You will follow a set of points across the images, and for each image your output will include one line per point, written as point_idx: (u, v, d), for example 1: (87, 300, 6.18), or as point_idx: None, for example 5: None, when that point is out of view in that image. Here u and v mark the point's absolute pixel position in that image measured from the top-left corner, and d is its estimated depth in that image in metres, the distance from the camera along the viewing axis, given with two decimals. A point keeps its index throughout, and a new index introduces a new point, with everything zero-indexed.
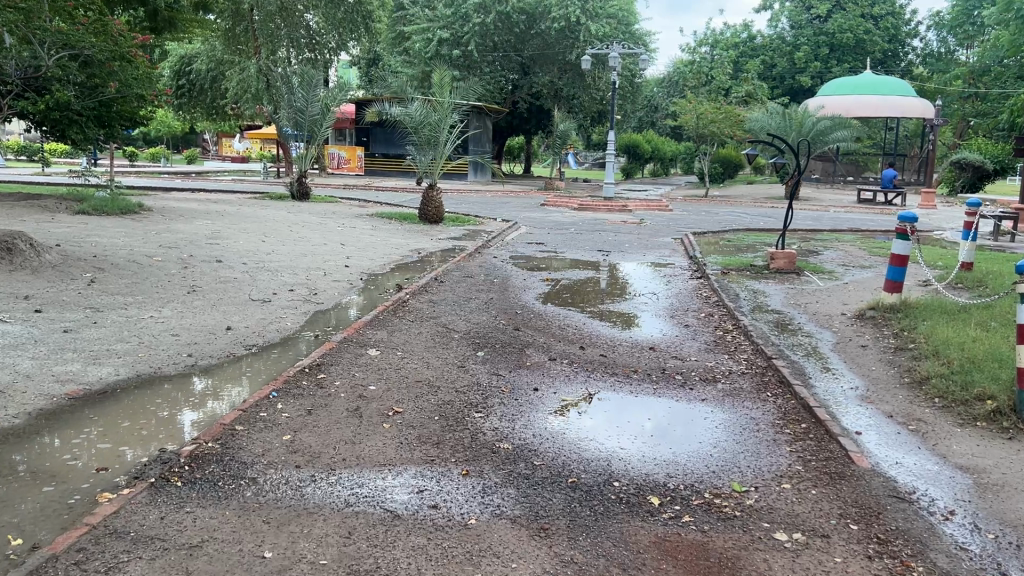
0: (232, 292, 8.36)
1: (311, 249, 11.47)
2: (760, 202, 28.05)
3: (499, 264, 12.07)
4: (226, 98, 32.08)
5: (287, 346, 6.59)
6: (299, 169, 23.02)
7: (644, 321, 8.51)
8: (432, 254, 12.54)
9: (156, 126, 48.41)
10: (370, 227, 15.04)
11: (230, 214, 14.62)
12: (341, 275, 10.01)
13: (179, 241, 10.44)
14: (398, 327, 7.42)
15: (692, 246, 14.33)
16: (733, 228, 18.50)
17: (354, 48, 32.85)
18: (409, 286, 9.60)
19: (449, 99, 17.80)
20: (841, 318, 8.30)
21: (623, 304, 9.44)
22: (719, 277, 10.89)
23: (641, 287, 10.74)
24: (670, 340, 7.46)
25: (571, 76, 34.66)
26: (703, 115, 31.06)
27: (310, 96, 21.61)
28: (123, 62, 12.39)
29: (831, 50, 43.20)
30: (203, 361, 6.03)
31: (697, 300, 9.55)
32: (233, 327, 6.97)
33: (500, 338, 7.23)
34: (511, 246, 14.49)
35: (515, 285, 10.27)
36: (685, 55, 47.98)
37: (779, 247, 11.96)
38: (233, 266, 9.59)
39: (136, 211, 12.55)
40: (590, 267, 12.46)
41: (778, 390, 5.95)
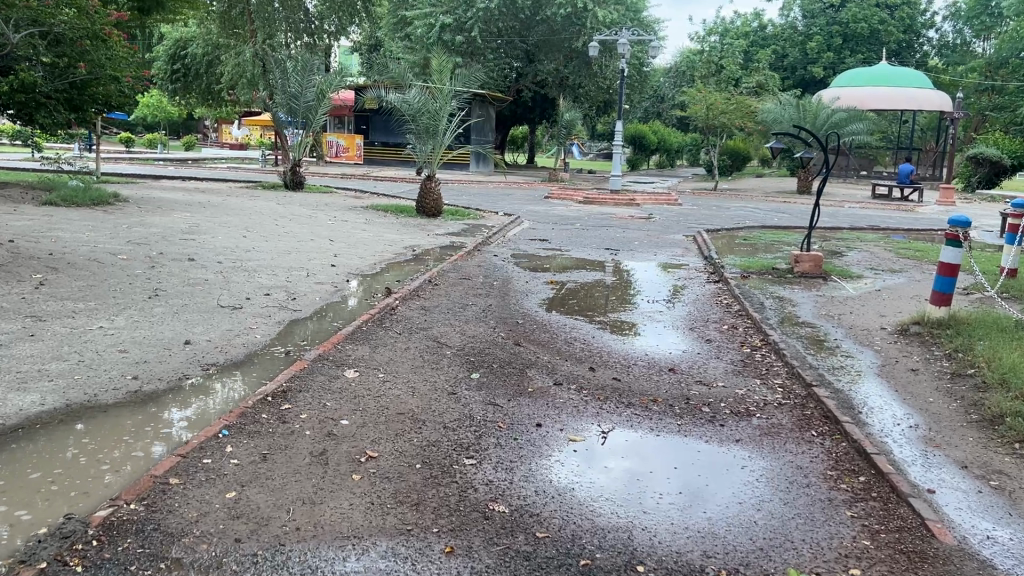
0: (201, 296, 7.46)
1: (296, 246, 10.60)
2: (771, 197, 27.14)
3: (499, 264, 11.20)
4: (222, 82, 31.15)
5: (252, 366, 5.70)
6: (294, 158, 22.11)
7: (654, 332, 7.63)
8: (428, 252, 11.66)
9: (152, 112, 47.51)
10: (363, 221, 14.14)
11: (214, 205, 13.72)
12: (325, 276, 9.11)
13: (150, 237, 9.54)
14: (383, 341, 6.53)
15: (707, 245, 13.41)
16: (748, 225, 17.58)
17: (355, 32, 31.91)
18: (400, 289, 8.70)
19: (449, 86, 16.80)
20: (881, 334, 7.40)
21: (629, 313, 8.57)
22: (739, 281, 10.00)
23: (647, 292, 9.86)
24: (690, 359, 6.58)
25: (577, 64, 33.69)
26: (713, 106, 30.06)
27: (306, 81, 20.66)
28: (95, 41, 11.54)
29: (844, 40, 42.18)
30: (149, 387, 5.12)
31: (717, 309, 8.65)
32: (192, 341, 6.07)
33: (499, 355, 6.34)
34: (514, 243, 13.59)
35: (517, 289, 9.38)
36: (694, 44, 46.95)
37: (804, 248, 11.06)
38: (206, 266, 8.70)
39: (110, 201, 11.67)
40: (597, 267, 11.57)
41: (823, 428, 5.06)
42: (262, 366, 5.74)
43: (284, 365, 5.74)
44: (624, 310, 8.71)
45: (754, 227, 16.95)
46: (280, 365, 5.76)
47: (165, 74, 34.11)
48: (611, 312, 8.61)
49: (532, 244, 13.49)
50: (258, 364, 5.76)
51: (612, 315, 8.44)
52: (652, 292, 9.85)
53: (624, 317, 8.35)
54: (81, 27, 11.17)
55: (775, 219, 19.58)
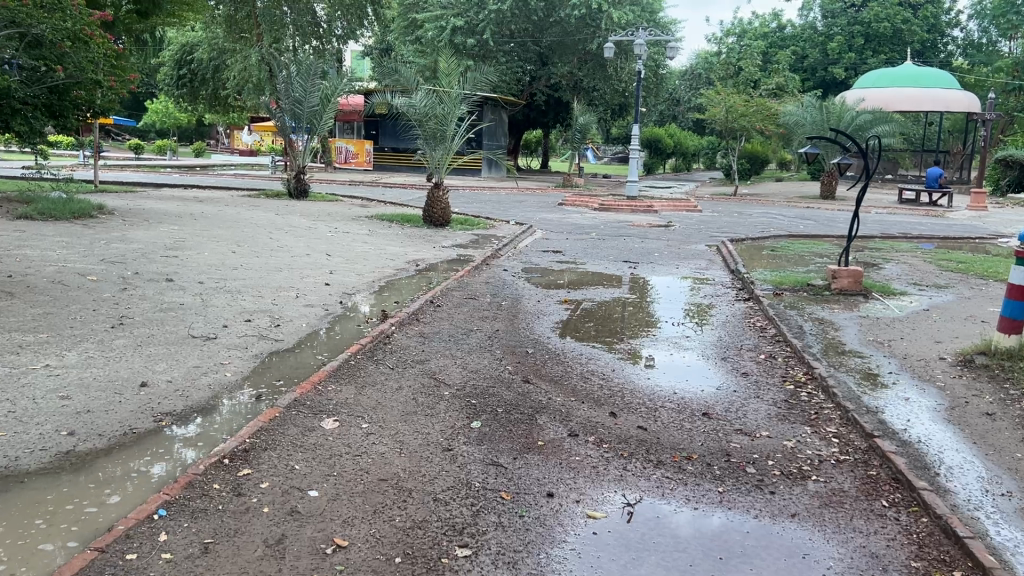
0: (173, 325, 6.66)
1: (289, 262, 9.82)
2: (794, 202, 26.17)
3: (510, 280, 10.36)
4: (228, 88, 30.52)
5: (216, 415, 4.86)
6: (298, 164, 21.36)
7: (673, 364, 6.72)
8: (433, 266, 10.86)
9: (161, 118, 47.01)
10: (366, 232, 13.35)
11: (208, 217, 12.95)
12: (317, 297, 8.28)
13: (128, 255, 8.77)
14: (371, 380, 5.68)
15: (734, 257, 12.51)
16: (773, 233, 16.68)
17: (365, 35, 31.31)
18: (399, 312, 7.88)
19: (457, 89, 15.96)
20: (941, 366, 6.49)
21: (638, 340, 7.64)
22: (772, 300, 9.13)
23: (663, 313, 8.91)
24: (725, 400, 5.73)
25: (591, 66, 32.86)
26: (733, 107, 29.08)
27: (309, 85, 19.92)
28: (76, 42, 10.72)
29: (866, 40, 41.15)
30: (86, 444, 4.29)
31: (750, 334, 7.78)
32: (149, 383, 5.25)
33: (504, 396, 5.48)
34: (525, 255, 12.73)
35: (528, 310, 8.55)
36: (711, 45, 46.04)
37: (841, 262, 10.15)
38: (185, 288, 7.91)
39: (92, 215, 10.92)
40: (615, 283, 10.72)
41: (895, 495, 4.17)
42: (226, 414, 4.91)
43: (253, 413, 4.91)
44: (636, 336, 7.78)
45: (780, 236, 16.05)
46: (250, 413, 4.93)
47: (172, 78, 33.65)
48: (629, 338, 7.70)
49: (545, 257, 12.66)
50: (223, 413, 4.92)
51: (624, 341, 7.52)
52: (667, 313, 8.91)
53: (630, 344, 7.41)
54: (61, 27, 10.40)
55: (803, 227, 18.65)
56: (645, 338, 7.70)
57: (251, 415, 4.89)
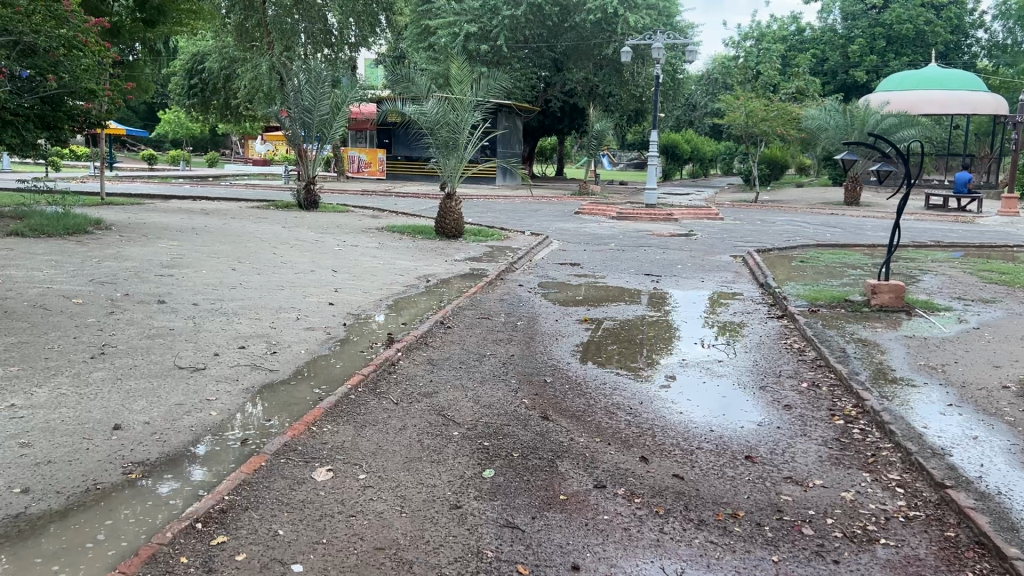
0: (158, 354, 6.10)
1: (292, 280, 9.28)
2: (817, 209, 25.51)
3: (526, 296, 9.79)
4: (240, 97, 30.20)
5: (196, 464, 4.28)
6: (308, 175, 20.88)
7: (702, 393, 6.12)
8: (445, 282, 10.32)
9: (174, 128, 46.90)
10: (375, 245, 12.80)
11: (211, 231, 12.45)
12: (319, 319, 7.73)
13: (120, 275, 8.24)
14: (371, 419, 5.09)
15: (762, 269, 11.88)
16: (799, 242, 16.02)
17: (378, 43, 31.03)
18: (407, 334, 7.30)
19: (470, 96, 15.41)
20: (1007, 396, 5.82)
21: (660, 363, 7.06)
22: (809, 318, 8.49)
23: (687, 332, 8.29)
24: (770, 440, 5.10)
25: (607, 71, 32.31)
26: (753, 112, 28.39)
27: (319, 93, 19.44)
28: (69, 51, 10.23)
29: (887, 42, 40.42)
30: (38, 506, 3.70)
31: (788, 358, 7.14)
32: (123, 426, 4.68)
33: (521, 438, 4.88)
34: (541, 269, 12.15)
35: (546, 330, 7.95)
36: (729, 50, 45.41)
37: (881, 276, 9.49)
38: (178, 311, 7.37)
39: (89, 230, 10.43)
40: (637, 298, 10.11)
41: (984, 565, 3.53)
42: (208, 463, 4.33)
43: (237, 462, 4.33)
44: (657, 359, 7.19)
45: (808, 245, 15.39)
46: (232, 461, 4.35)
47: (183, 88, 33.44)
48: (653, 361, 7.12)
49: (562, 270, 12.08)
50: (203, 462, 4.34)
51: (646, 365, 6.94)
52: (690, 332, 8.31)
53: (651, 368, 6.84)
54: (51, 33, 9.93)
55: (830, 236, 17.96)
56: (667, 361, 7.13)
57: (234, 464, 4.31)
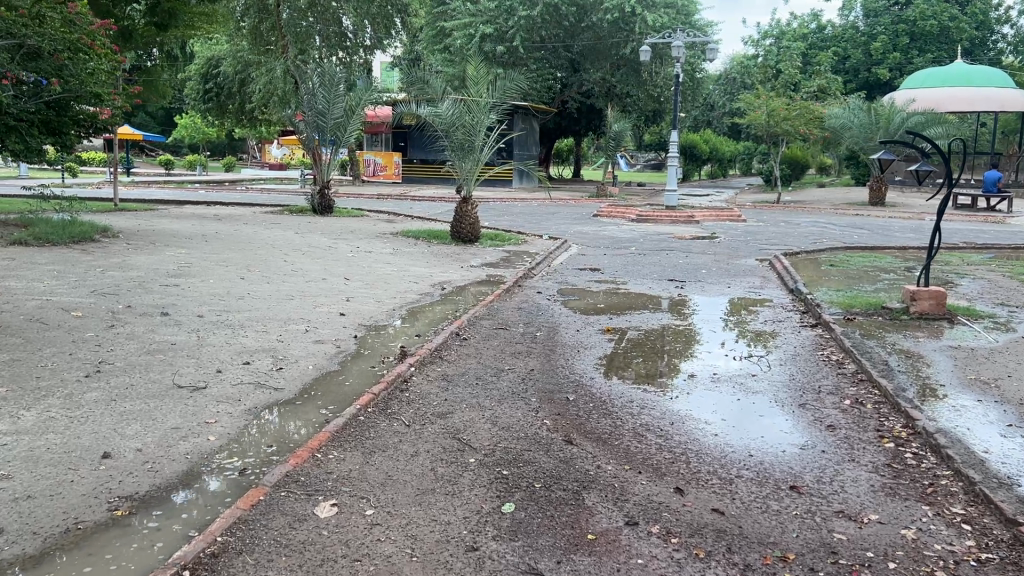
0: (158, 371, 5.75)
1: (302, 289, 8.93)
2: (840, 210, 24.98)
3: (546, 305, 9.38)
4: (255, 101, 30.02)
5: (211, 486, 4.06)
6: (322, 179, 20.57)
7: (734, 411, 5.69)
8: (462, 289, 9.94)
9: (191, 133, 46.91)
10: (389, 251, 12.44)
11: (221, 237, 12.13)
12: (330, 331, 7.36)
13: (123, 286, 7.92)
14: (381, 444, 4.70)
15: (791, 274, 11.42)
16: (827, 245, 15.54)
17: (393, 45, 30.79)
18: (421, 347, 6.91)
19: (486, 97, 15.05)
20: None
21: (686, 376, 6.64)
22: (847, 328, 8.02)
23: (716, 342, 7.87)
24: (815, 468, 4.67)
25: (625, 71, 31.86)
26: (774, 111, 27.83)
27: (333, 96, 19.12)
28: (74, 53, 9.94)
29: (911, 39, 39.69)
30: (9, 552, 3.33)
31: (828, 374, 6.68)
32: (113, 454, 4.32)
33: (544, 465, 4.49)
34: (560, 274, 11.76)
35: (568, 342, 7.54)
36: (748, 49, 44.86)
37: (921, 282, 9.00)
38: (182, 324, 7.03)
39: (96, 238, 10.14)
40: (662, 305, 9.67)
41: None
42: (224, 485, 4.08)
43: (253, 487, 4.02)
44: (683, 372, 6.78)
45: (836, 248, 14.89)
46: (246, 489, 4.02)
47: (199, 93, 33.36)
48: (679, 373, 6.71)
49: (583, 276, 11.66)
50: (218, 484, 4.09)
51: (672, 379, 6.53)
52: (717, 342, 7.87)
53: (675, 382, 6.44)
54: (53, 37, 9.62)
55: (858, 237, 17.44)
56: (691, 373, 6.72)
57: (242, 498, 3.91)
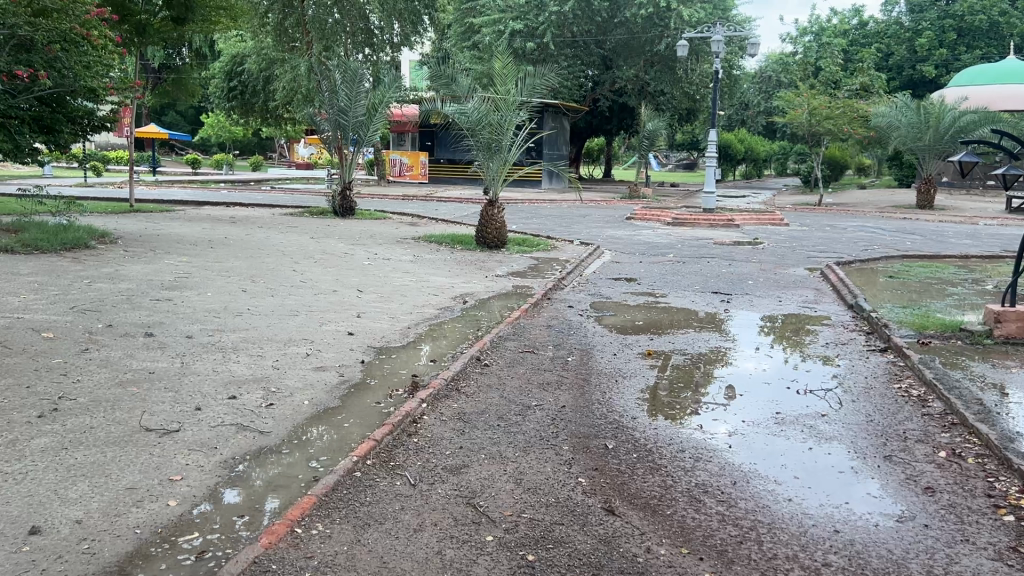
0: (126, 410, 4.92)
1: (309, 303, 8.09)
2: (887, 212, 23.77)
3: (579, 321, 8.47)
4: (278, 98, 29.47)
5: (229, 499, 3.93)
6: (344, 180, 19.78)
7: (802, 466, 4.73)
8: (487, 303, 9.05)
9: (218, 132, 46.65)
10: (409, 259, 11.59)
11: (229, 242, 11.38)
12: (334, 355, 6.50)
13: (107, 301, 7.13)
14: (377, 515, 3.80)
15: (848, 287, 10.35)
16: (881, 252, 14.43)
17: (421, 42, 30.02)
18: (436, 377, 6.00)
19: (516, 93, 14.09)
20: None
21: (740, 416, 5.65)
22: (927, 355, 6.98)
23: (772, 371, 6.86)
24: (922, 553, 3.69)
25: (659, 69, 30.80)
26: (816, 110, 26.65)
27: (355, 94, 18.33)
28: (65, 44, 9.27)
29: (958, 35, 38.23)
30: None
31: (912, 415, 5.65)
32: (41, 530, 3.47)
33: (579, 547, 3.56)
34: (592, 285, 10.82)
35: (604, 369, 6.60)
36: (787, 46, 43.58)
37: (1007, 301, 7.92)
38: (166, 347, 6.21)
39: (90, 245, 9.41)
40: (706, 322, 8.69)
41: None
42: (242, 498, 3.95)
43: (274, 501, 3.93)
44: (721, 401, 5.96)
45: (892, 257, 13.78)
46: (268, 505, 3.88)
47: (223, 91, 32.86)
48: (711, 399, 6.00)
49: (618, 287, 10.71)
50: (237, 498, 3.96)
51: (718, 414, 5.62)
52: (754, 358, 7.26)
53: (708, 408, 5.78)
54: (50, 27, 8.99)
55: (912, 244, 16.32)
56: (724, 397, 6.06)
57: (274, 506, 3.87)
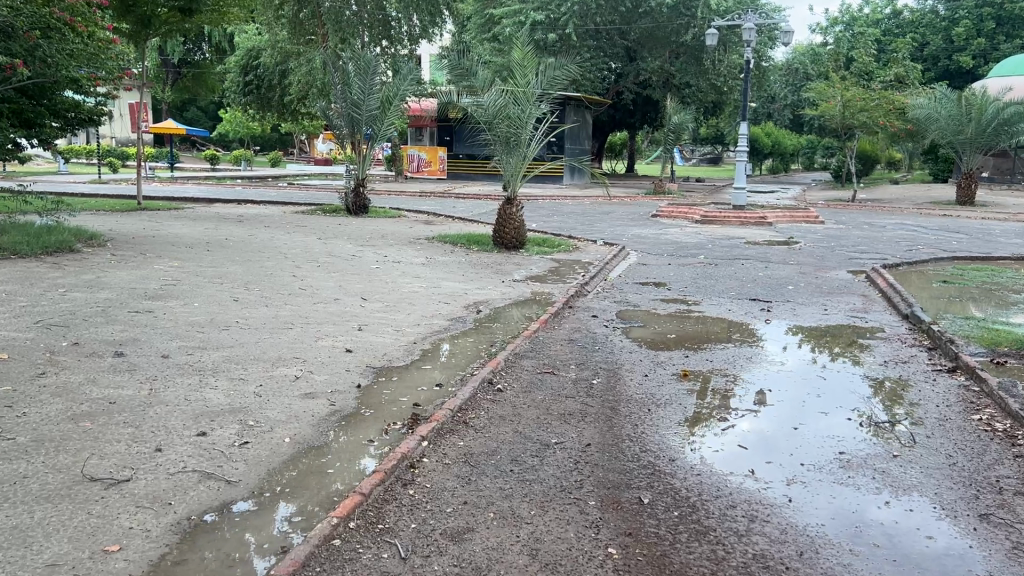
0: (70, 453, 4.15)
1: (305, 315, 7.32)
2: (924, 209, 22.75)
3: (605, 334, 7.65)
4: (293, 92, 28.85)
5: (209, 543, 3.45)
6: (358, 177, 19.03)
7: (879, 528, 3.89)
8: (502, 312, 8.26)
9: (235, 128, 46.24)
10: (422, 261, 10.80)
11: (228, 244, 10.65)
12: (327, 378, 5.73)
13: (78, 315, 6.41)
14: None
15: (900, 293, 9.43)
16: (928, 253, 13.50)
17: (440, 35, 29.21)
18: (441, 408, 5.18)
19: (536, 86, 13.22)
20: None
21: (797, 457, 4.79)
22: (1008, 379, 6.06)
23: (826, 398, 5.97)
24: None
25: (685, 60, 29.80)
26: (850, 102, 25.63)
27: (368, 87, 17.54)
28: (44, 32, 8.60)
29: (998, 23, 36.77)
30: None
31: (1004, 458, 4.76)
32: None
33: None
34: (618, 290, 9.98)
35: (636, 395, 5.75)
36: (817, 36, 42.30)
37: None
38: (136, 370, 5.44)
39: (75, 249, 8.72)
40: (747, 336, 7.82)
41: None
42: (208, 556, 3.35)
43: (247, 561, 3.32)
44: (772, 437, 5.10)
45: (940, 258, 12.82)
46: (236, 569, 3.26)
47: (239, 86, 32.28)
48: (762, 434, 5.16)
49: (647, 293, 9.88)
50: (229, 529, 3.57)
51: (773, 457, 4.76)
52: (795, 373, 6.61)
53: (740, 414, 5.53)
54: (28, 10, 8.39)
55: (959, 244, 15.35)
56: (754, 397, 5.89)
57: (261, 553, 3.38)
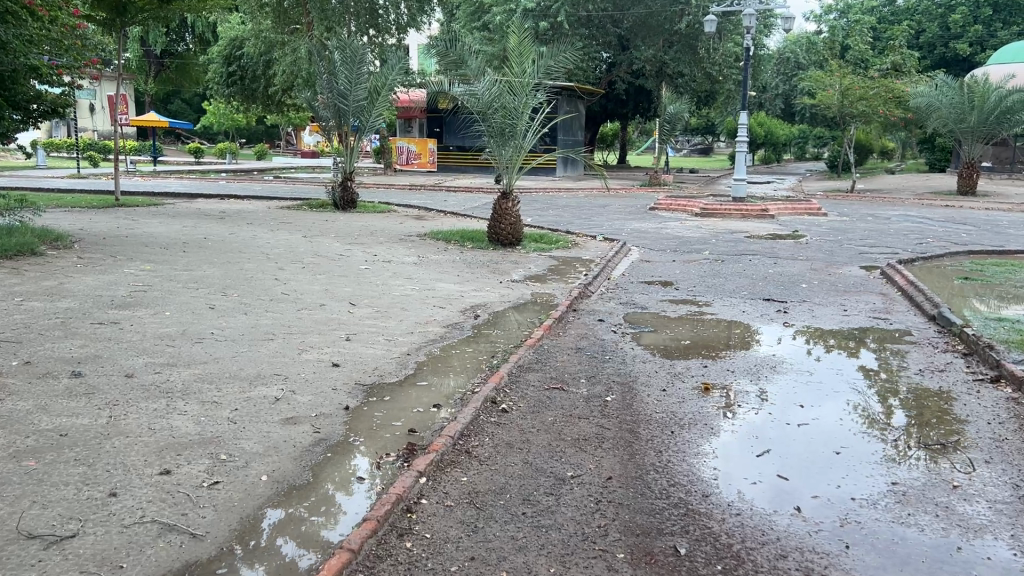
0: (7, 503, 3.53)
1: (287, 324, 6.69)
2: (926, 200, 22.29)
3: (614, 341, 7.05)
4: (277, 83, 28.07)
5: None
6: (344, 170, 18.30)
7: None
8: (500, 316, 7.65)
9: (220, 120, 45.36)
10: (413, 260, 10.17)
11: (206, 243, 10.00)
12: (311, 398, 5.12)
13: (31, 329, 5.75)
14: None
15: (923, 292, 8.87)
16: (940, 247, 12.97)
17: (429, 24, 28.49)
18: (439, 434, 4.58)
19: (531, 74, 12.61)
20: None
21: (846, 489, 4.21)
22: None
23: (864, 416, 5.38)
24: None
25: (680, 48, 29.16)
26: (848, 90, 25.09)
27: (355, 76, 16.83)
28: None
29: (995, 11, 36.35)
30: None
31: None
32: None
33: None
34: (623, 290, 9.40)
35: (655, 414, 5.17)
36: (812, 24, 41.75)
37: None
38: (93, 393, 4.81)
39: (38, 252, 8.04)
40: (768, 340, 7.23)
41: None
42: None
43: None
44: (812, 464, 4.53)
45: (954, 252, 12.31)
46: None
47: (222, 77, 31.46)
48: (801, 459, 4.59)
49: (654, 292, 9.30)
50: None
51: (817, 490, 4.18)
52: (824, 384, 6.04)
53: (746, 417, 5.24)
54: None
55: (969, 236, 14.84)
56: (780, 412, 5.36)
57: None
